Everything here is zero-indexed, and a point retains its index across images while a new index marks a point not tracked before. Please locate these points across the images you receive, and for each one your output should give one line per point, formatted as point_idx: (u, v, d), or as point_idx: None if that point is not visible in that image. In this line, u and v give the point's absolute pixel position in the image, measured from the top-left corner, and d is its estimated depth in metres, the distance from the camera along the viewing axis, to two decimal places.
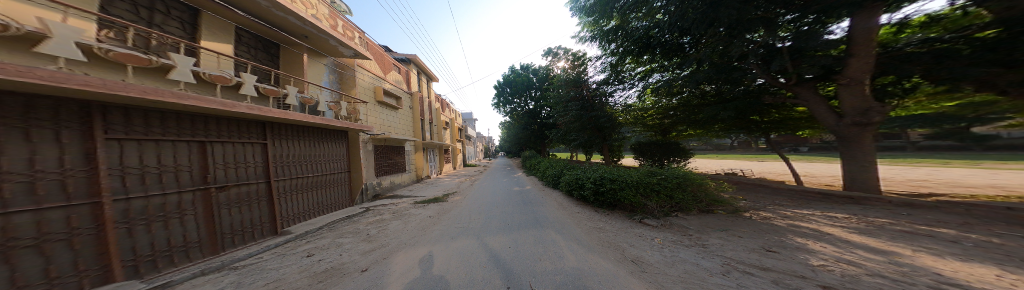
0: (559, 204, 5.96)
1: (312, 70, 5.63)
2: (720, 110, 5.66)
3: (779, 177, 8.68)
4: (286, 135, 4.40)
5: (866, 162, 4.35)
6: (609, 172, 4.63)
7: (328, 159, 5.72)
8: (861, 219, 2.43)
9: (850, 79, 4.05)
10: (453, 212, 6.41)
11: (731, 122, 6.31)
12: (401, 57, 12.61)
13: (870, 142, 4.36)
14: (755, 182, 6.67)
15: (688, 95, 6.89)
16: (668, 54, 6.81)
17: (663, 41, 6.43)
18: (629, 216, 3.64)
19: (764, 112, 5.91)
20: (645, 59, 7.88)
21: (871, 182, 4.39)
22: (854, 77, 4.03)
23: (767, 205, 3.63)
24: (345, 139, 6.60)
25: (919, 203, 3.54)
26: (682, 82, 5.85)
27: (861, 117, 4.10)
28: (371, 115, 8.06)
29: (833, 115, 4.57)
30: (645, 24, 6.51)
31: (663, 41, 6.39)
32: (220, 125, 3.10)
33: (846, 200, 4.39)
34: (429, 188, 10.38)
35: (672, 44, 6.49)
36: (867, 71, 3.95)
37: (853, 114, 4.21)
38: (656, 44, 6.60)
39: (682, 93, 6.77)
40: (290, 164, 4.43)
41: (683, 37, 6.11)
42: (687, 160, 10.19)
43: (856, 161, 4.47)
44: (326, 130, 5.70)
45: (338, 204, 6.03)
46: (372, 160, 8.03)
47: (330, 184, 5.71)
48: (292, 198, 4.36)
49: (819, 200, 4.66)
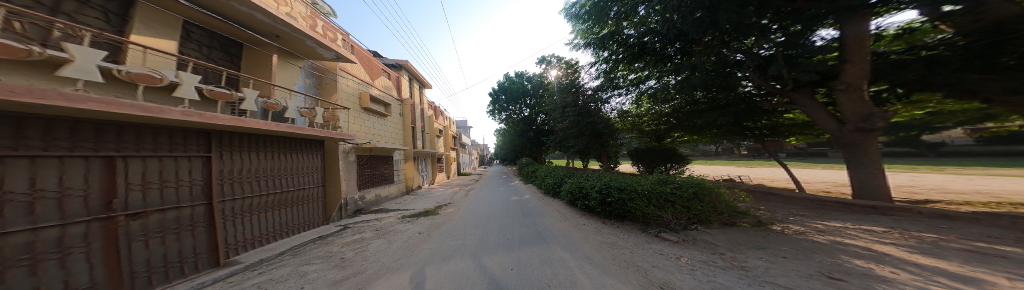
0: (562, 215, 5.70)
1: (282, 72, 5.02)
2: (718, 115, 5.73)
3: (774, 182, 8.97)
4: (243, 146, 3.82)
5: (875, 170, 4.55)
6: (615, 182, 4.42)
7: (299, 173, 5.08)
8: (904, 235, 2.32)
9: (847, 85, 4.22)
10: (444, 227, 5.88)
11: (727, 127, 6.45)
12: (391, 63, 12.05)
13: (876, 148, 4.57)
14: (765, 190, 6.78)
15: (681, 102, 7.11)
16: (658, 62, 7.09)
17: (654, 50, 6.69)
18: (643, 229, 3.44)
19: (755, 118, 6.08)
20: (637, 67, 8.12)
21: (882, 189, 4.58)
22: (850, 82, 4.21)
23: (788, 217, 3.54)
24: (321, 148, 5.96)
25: (956, 215, 3.50)
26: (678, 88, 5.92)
27: (864, 122, 4.23)
28: (354, 123, 7.45)
29: (834, 121, 4.74)
30: (636, 32, 6.73)
31: (654, 49, 6.65)
32: (141, 136, 2.53)
33: (870, 210, 4.39)
34: (420, 201, 9.66)
35: (666, 51, 6.68)
36: (862, 77, 4.13)
37: (857, 119, 4.36)
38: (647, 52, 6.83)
39: (675, 100, 7.00)
40: (245, 180, 3.80)
41: (672, 46, 6.41)
42: (683, 166, 10.34)
43: (865, 168, 4.66)
44: (297, 139, 5.09)
45: (310, 223, 5.31)
46: (353, 171, 7.30)
47: (300, 201, 5.03)
48: (242, 220, 3.69)
49: (841, 210, 4.67)
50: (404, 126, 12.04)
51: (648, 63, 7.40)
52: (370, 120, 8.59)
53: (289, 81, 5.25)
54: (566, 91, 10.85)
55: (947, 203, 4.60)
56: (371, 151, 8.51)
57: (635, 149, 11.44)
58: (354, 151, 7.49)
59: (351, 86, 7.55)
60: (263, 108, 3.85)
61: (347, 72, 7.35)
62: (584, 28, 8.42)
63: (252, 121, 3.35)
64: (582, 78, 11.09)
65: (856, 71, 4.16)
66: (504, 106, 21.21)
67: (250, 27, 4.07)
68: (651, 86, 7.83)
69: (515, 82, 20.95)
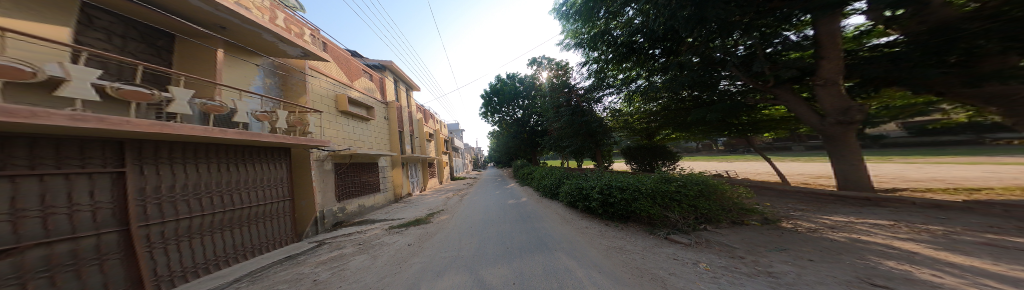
0: (562, 218, 5.55)
1: (233, 71, 4.26)
2: (707, 112, 5.93)
3: (758, 176, 9.61)
4: (179, 158, 3.14)
5: (855, 161, 5.05)
6: (615, 183, 4.34)
7: (259, 186, 4.34)
8: (919, 229, 2.49)
9: (825, 80, 4.55)
10: (436, 237, 5.40)
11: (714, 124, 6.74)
12: (373, 63, 11.12)
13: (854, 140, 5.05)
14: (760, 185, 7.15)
15: (668, 101, 7.38)
16: (641, 63, 7.36)
17: (637, 50, 6.89)
18: (651, 231, 3.38)
19: (738, 116, 6.41)
20: (626, 67, 8.39)
21: (864, 181, 5.07)
22: (828, 78, 4.55)
23: (794, 213, 3.75)
24: (288, 157, 5.20)
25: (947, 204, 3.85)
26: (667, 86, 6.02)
27: (844, 116, 4.63)
28: (330, 127, 6.70)
29: (816, 115, 5.13)
30: (622, 32, 6.92)
31: (638, 49, 6.86)
32: (8, 149, 1.87)
33: (864, 202, 4.73)
34: (410, 209, 8.97)
35: (654, 52, 6.89)
36: (838, 72, 4.49)
37: (836, 113, 4.74)
38: (631, 52, 7.02)
39: (662, 98, 7.25)
40: (180, 199, 3.09)
41: (654, 48, 6.68)
42: (674, 162, 10.72)
43: (847, 159, 5.15)
44: (256, 147, 4.36)
45: (277, 241, 4.57)
46: (330, 181, 6.51)
47: (262, 218, 4.29)
48: (181, 245, 2.99)
49: (836, 202, 5.00)
50: (389, 130, 11.18)
51: (639, 64, 7.57)
52: (349, 125, 7.78)
53: (244, 81, 4.47)
54: (558, 91, 10.92)
55: (912, 191, 5.26)
56: (352, 158, 7.74)
57: (627, 147, 11.70)
58: (332, 159, 6.72)
59: (324, 87, 6.75)
60: (201, 111, 3.18)
61: (319, 72, 6.54)
62: (575, 28, 8.49)
63: (185, 127, 2.75)
64: (572, 78, 11.23)
65: (832, 67, 4.51)
66: (496, 108, 20.83)
67: (184, 16, 3.34)
68: (639, 85, 8.11)
69: (505, 84, 20.59)
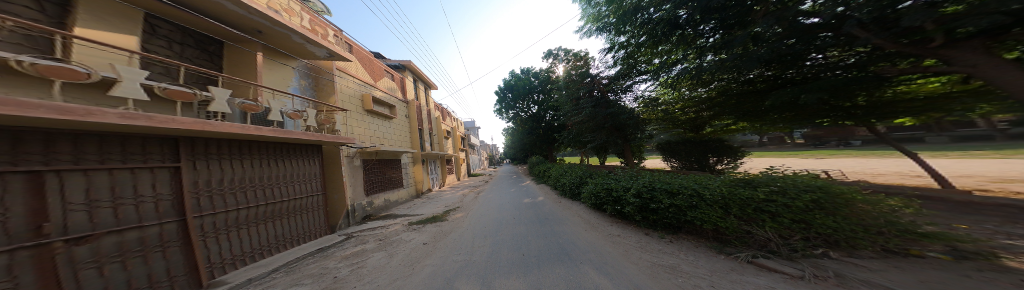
0: (587, 222, 4.83)
1: (272, 73, 4.71)
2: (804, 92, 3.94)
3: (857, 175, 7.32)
4: (227, 154, 3.46)
5: None
6: (658, 183, 3.51)
7: (296, 181, 4.68)
8: None
9: None
10: (452, 237, 5.25)
11: (809, 111, 4.75)
12: (394, 64, 11.74)
13: None
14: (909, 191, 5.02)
15: (724, 84, 5.80)
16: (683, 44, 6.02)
17: (676, 29, 5.74)
18: (722, 250, 2.57)
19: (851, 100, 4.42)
20: (661, 50, 7.25)
21: None
22: None
23: (989, 235, 2.42)
24: (319, 154, 5.56)
25: None
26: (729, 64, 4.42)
27: None
28: (357, 126, 7.14)
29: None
30: (659, 12, 5.56)
31: (677, 28, 5.68)
32: (80, 145, 2.05)
33: None
34: (428, 205, 9.16)
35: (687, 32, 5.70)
36: None
37: None
38: (666, 35, 5.98)
39: (713, 82, 5.92)
40: (228, 192, 3.36)
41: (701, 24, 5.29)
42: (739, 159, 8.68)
43: None
44: (291, 144, 4.71)
45: (311, 233, 4.90)
46: (359, 176, 6.92)
47: (298, 211, 4.61)
48: (230, 235, 3.26)
49: None
50: (411, 128, 11.71)
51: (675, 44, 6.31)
52: (374, 123, 8.26)
53: (282, 83, 4.95)
54: (578, 82, 10.09)
55: None
56: (378, 154, 8.18)
57: (665, 142, 10.03)
58: (360, 155, 7.15)
59: (350, 87, 7.29)
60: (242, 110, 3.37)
61: (344, 72, 7.07)
62: (596, 11, 7.59)
63: (224, 125, 2.89)
64: (594, 67, 10.23)
65: None
66: (512, 104, 20.35)
67: (227, 22, 3.70)
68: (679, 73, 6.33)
69: (520, 79, 20.00)
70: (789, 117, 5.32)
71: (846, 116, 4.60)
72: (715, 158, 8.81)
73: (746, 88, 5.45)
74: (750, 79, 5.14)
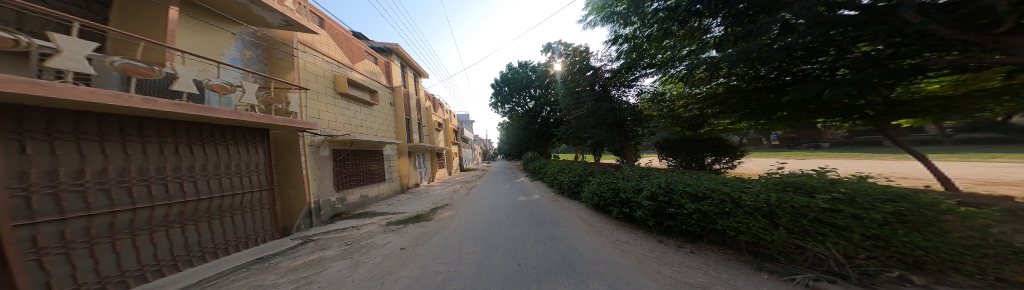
0: (590, 225, 4.35)
1: (196, 36, 3.64)
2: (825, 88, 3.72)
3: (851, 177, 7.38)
4: (93, 134, 2.46)
5: None
6: (679, 184, 3.06)
7: (220, 174, 3.70)
8: None
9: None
10: (434, 240, 4.59)
11: (817, 109, 4.62)
12: (378, 46, 10.48)
13: None
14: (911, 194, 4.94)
15: (732, 80, 5.72)
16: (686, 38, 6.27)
17: (684, 22, 5.61)
18: (760, 266, 2.11)
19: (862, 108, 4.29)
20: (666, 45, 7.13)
21: None
22: None
23: None
24: (264, 142, 4.59)
25: None
26: (737, 60, 4.53)
27: None
28: (324, 110, 6.08)
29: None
30: (662, 4, 5.66)
31: (684, 22, 5.61)
32: None
33: None
34: (414, 201, 8.31)
35: (693, 25, 5.81)
36: None
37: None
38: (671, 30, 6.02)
39: (719, 79, 5.87)
40: (93, 189, 2.37)
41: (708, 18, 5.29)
42: (735, 159, 8.64)
43: None
44: (210, 125, 3.67)
45: (244, 240, 3.93)
46: (328, 168, 5.94)
47: (220, 213, 3.62)
48: (95, 250, 2.27)
49: None
50: (396, 118, 10.60)
51: (680, 37, 6.45)
52: (350, 109, 7.22)
53: (214, 50, 3.89)
54: (579, 75, 9.77)
55: None
56: (356, 145, 7.20)
57: (665, 141, 9.88)
58: (330, 144, 6.15)
59: (318, 65, 6.21)
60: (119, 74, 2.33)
61: (310, 47, 5.97)
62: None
63: (74, 89, 1.87)
64: (595, 59, 9.80)
65: None
66: (508, 98, 19.47)
67: None
68: (682, 70, 6.21)
69: (518, 72, 19.07)
70: (796, 117, 5.15)
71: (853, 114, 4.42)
72: (712, 157, 8.68)
73: (755, 85, 5.37)
74: (759, 75, 5.07)
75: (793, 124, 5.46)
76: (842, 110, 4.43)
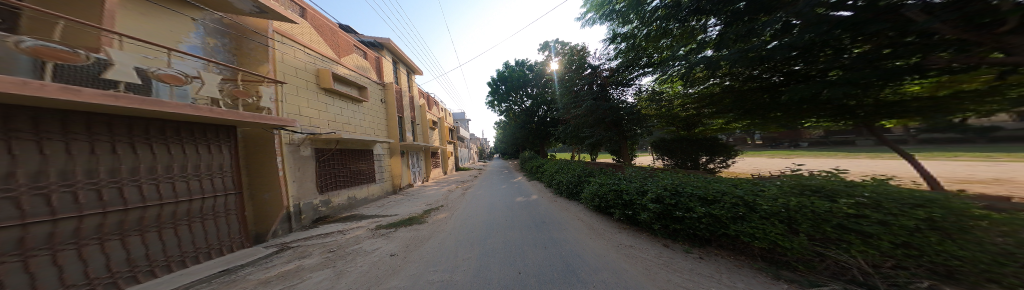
0: (591, 229, 4.19)
1: (153, 21, 3.16)
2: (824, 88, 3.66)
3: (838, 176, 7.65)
4: (29, 132, 2.01)
5: None
6: (689, 187, 2.92)
7: (185, 177, 3.22)
8: None
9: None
10: (428, 245, 4.28)
11: (811, 109, 4.67)
12: (368, 40, 9.89)
13: None
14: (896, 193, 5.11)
15: (728, 80, 5.72)
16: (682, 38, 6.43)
17: (683, 22, 5.56)
18: (777, 273, 1.99)
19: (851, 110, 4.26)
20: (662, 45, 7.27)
21: None
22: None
23: None
24: (228, 140, 3.90)
25: None
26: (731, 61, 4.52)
27: None
28: (305, 106, 5.59)
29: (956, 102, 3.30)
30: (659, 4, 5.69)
31: (683, 22, 5.56)
32: None
33: None
34: (406, 203, 7.89)
35: (691, 25, 5.82)
36: None
37: None
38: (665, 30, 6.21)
39: (714, 78, 5.94)
40: (28, 194, 1.94)
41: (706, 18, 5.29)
42: (729, 159, 8.80)
43: None
44: (172, 122, 3.17)
45: (216, 247, 3.47)
46: (309, 169, 5.39)
47: (186, 219, 3.17)
48: (29, 264, 1.86)
49: None
50: (387, 116, 10.04)
51: (678, 36, 6.54)
52: (336, 105, 6.68)
53: (168, 37, 3.31)
54: (578, 74, 9.68)
55: None
56: (343, 143, 6.64)
57: (661, 140, 9.94)
58: (313, 143, 5.63)
59: (299, 58, 5.67)
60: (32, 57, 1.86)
61: (288, 38, 5.43)
62: None
63: None
64: (593, 57, 9.59)
65: None
66: (504, 97, 19.16)
67: None
68: (674, 71, 6.31)
69: (515, 71, 18.75)
70: (792, 116, 5.19)
71: (843, 117, 4.45)
72: (706, 156, 8.85)
73: (755, 84, 5.27)
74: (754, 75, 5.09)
75: (792, 123, 5.49)
76: (835, 112, 4.48)
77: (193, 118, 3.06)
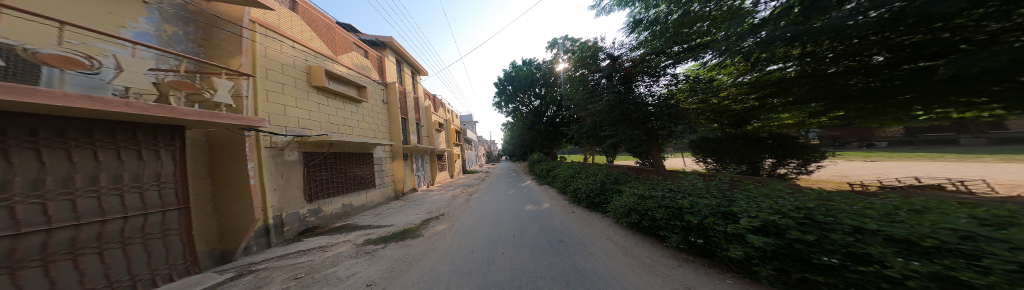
0: (630, 260, 2.92)
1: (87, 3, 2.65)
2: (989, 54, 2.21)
3: (911, 164, 5.98)
4: None
5: None
6: (841, 209, 1.51)
7: (98, 191, 2.40)
8: None
9: None
10: (415, 270, 3.33)
11: (951, 93, 3.13)
12: (369, 39, 9.54)
13: None
14: None
15: (806, 61, 4.23)
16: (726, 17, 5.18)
17: None
18: None
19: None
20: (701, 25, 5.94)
21: None
22: None
23: None
24: (172, 134, 3.12)
25: None
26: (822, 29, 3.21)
27: None
28: (293, 106, 5.08)
29: None
30: None
31: None
32: None
33: None
34: (405, 211, 7.13)
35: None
36: None
37: None
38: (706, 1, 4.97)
39: (786, 60, 4.45)
40: None
41: None
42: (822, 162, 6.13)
43: None
44: (111, 123, 2.57)
45: (159, 274, 2.75)
46: (296, 177, 4.79)
47: (118, 241, 2.48)
48: None
49: None
50: (390, 117, 9.49)
51: (728, 8, 5.10)
52: (330, 105, 6.16)
53: (109, 22, 2.83)
54: (592, 65, 8.41)
55: None
56: (337, 146, 6.06)
57: (702, 139, 7.99)
58: (301, 146, 5.08)
59: (287, 53, 5.24)
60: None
61: (274, 31, 4.99)
62: None
63: None
64: (610, 47, 8.35)
65: None
66: (512, 97, 18.18)
67: None
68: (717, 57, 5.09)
69: (521, 70, 17.72)
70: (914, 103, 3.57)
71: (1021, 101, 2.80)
72: (771, 159, 6.53)
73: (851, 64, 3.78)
74: (846, 50, 3.63)
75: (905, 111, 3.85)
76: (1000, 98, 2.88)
77: (110, 116, 2.27)
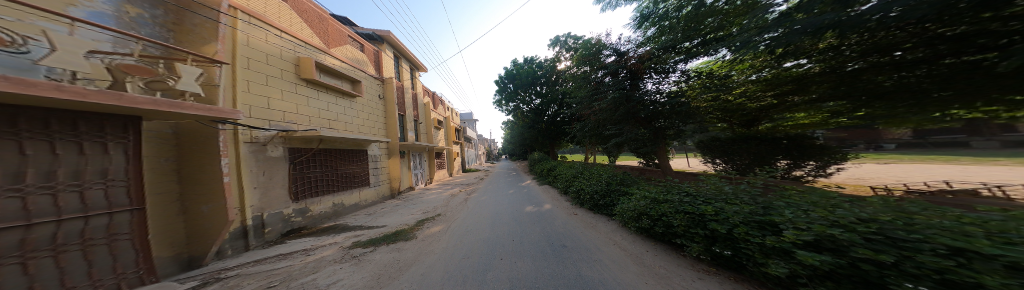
0: (641, 270, 2.61)
1: None
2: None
3: (935, 168, 5.64)
4: None
5: None
6: (927, 223, 1.18)
7: (23, 191, 2.04)
8: None
9: None
10: (404, 277, 3.02)
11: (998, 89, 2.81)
12: (366, 33, 9.19)
13: None
14: None
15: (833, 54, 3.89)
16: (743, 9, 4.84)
17: None
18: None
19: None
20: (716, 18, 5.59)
21: None
22: None
23: None
24: (126, 125, 2.78)
25: None
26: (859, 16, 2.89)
27: None
28: (278, 99, 4.77)
29: None
30: None
31: None
32: None
33: None
34: (401, 210, 6.82)
35: None
36: None
37: None
38: None
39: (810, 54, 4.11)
40: None
41: None
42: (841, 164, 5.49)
43: None
44: (45, 109, 2.20)
45: (103, 285, 2.39)
46: (279, 175, 4.49)
47: (50, 248, 2.11)
48: None
49: None
50: (387, 113, 9.17)
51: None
52: (320, 99, 5.84)
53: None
54: (596, 61, 8.08)
55: None
56: (328, 142, 5.75)
57: (711, 139, 7.49)
58: (286, 142, 4.77)
59: (273, 43, 4.89)
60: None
61: (258, 19, 4.65)
62: None
63: None
64: (616, 42, 8.00)
65: None
66: (513, 96, 17.82)
67: None
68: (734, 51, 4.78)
69: (522, 68, 17.35)
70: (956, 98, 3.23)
71: None
72: (785, 160, 6.07)
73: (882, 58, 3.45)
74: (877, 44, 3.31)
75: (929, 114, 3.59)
76: None
77: (42, 102, 1.93)
